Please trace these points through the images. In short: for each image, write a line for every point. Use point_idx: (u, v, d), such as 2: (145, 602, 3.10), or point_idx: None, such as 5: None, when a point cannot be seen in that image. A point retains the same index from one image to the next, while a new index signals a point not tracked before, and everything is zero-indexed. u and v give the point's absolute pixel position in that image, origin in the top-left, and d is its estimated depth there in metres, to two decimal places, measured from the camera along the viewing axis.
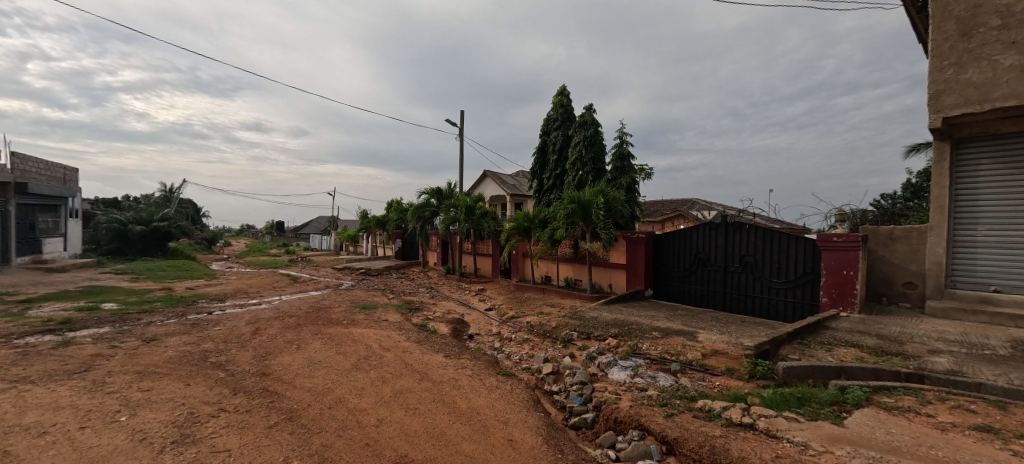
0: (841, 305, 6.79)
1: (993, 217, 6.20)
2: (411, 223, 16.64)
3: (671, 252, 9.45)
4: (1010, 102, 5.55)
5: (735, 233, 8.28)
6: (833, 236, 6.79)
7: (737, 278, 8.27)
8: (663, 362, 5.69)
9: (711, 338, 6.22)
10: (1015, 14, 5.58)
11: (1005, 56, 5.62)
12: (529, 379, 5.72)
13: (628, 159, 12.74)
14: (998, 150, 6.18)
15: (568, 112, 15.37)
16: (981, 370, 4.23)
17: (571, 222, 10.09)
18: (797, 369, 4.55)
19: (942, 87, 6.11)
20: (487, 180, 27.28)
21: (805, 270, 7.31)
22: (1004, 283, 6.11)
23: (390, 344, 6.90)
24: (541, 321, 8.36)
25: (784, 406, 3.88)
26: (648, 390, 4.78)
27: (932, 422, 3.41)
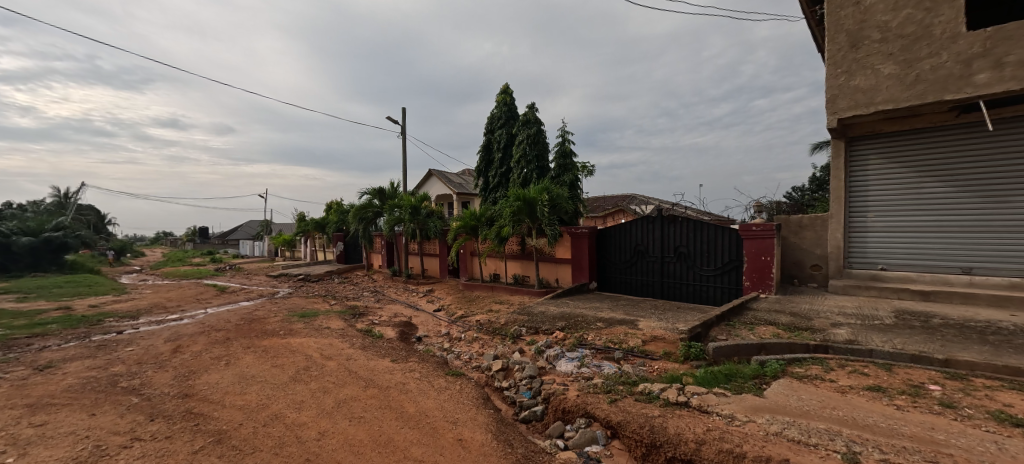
0: (761, 288, 7.46)
1: (879, 205, 7.11)
2: (352, 224, 15.93)
3: (613, 245, 9.86)
4: (889, 106, 6.39)
5: (671, 226, 8.81)
6: (752, 226, 7.45)
7: (672, 267, 8.79)
8: (607, 351, 5.94)
9: (651, 326, 6.58)
10: (891, 29, 6.41)
11: (884, 65, 6.44)
12: (479, 377, 5.72)
13: (570, 157, 13.09)
14: (882, 146, 7.08)
15: (512, 111, 15.51)
16: (875, 338, 4.84)
17: (517, 219, 10.17)
18: (724, 349, 4.96)
19: (837, 92, 6.89)
20: (432, 179, 26.88)
21: (731, 257, 7.94)
22: (888, 262, 7.03)
23: (333, 352, 6.59)
24: (490, 319, 8.37)
25: (714, 383, 4.20)
26: (594, 378, 4.97)
27: (835, 387, 3.86)
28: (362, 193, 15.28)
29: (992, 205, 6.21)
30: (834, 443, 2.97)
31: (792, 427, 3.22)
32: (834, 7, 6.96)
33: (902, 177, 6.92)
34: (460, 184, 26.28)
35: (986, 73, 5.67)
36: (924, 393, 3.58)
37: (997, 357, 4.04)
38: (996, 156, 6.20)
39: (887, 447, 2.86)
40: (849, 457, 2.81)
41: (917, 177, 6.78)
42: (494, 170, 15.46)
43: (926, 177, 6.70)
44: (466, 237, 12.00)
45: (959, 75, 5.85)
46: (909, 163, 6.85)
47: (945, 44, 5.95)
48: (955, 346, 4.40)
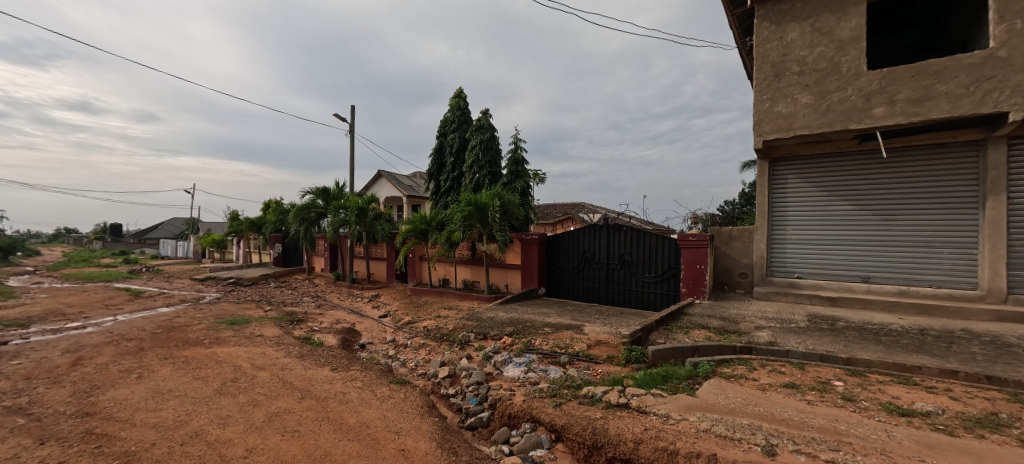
0: (695, 294, 7.96)
1: (796, 219, 7.88)
2: (292, 225, 15.07)
3: (562, 252, 10.10)
4: (805, 131, 7.11)
5: (616, 234, 9.19)
6: (688, 236, 7.95)
7: (617, 274, 9.16)
8: (554, 355, 6.04)
9: (595, 330, 6.80)
10: (808, 63, 7.14)
11: (801, 95, 7.16)
12: (425, 385, 5.61)
13: (522, 164, 13.28)
14: (798, 167, 7.86)
15: (465, 115, 15.47)
16: (791, 340, 5.33)
17: (468, 224, 10.13)
18: (662, 351, 5.24)
19: (762, 116, 7.55)
20: (381, 181, 26.09)
21: (670, 265, 8.41)
22: (803, 271, 7.78)
23: (265, 362, 6.17)
24: (437, 325, 8.24)
25: (652, 384, 4.42)
26: (540, 383, 5.05)
27: (757, 385, 4.20)
28: (305, 192, 14.49)
29: (886, 222, 7.08)
30: (755, 437, 3.23)
31: (720, 423, 3.47)
32: (761, 39, 7.64)
33: (815, 196, 7.71)
34: (410, 187, 25.75)
35: (882, 107, 6.49)
36: (830, 389, 4.00)
37: (888, 356, 4.60)
38: (889, 179, 7.08)
39: (799, 439, 3.16)
40: (767, 449, 3.07)
41: (826, 196, 7.59)
42: (445, 174, 15.29)
43: (834, 196, 7.52)
44: (415, 241, 11.75)
45: (860, 108, 6.65)
46: (820, 182, 7.65)
47: (851, 80, 6.75)
48: (855, 346, 4.95)
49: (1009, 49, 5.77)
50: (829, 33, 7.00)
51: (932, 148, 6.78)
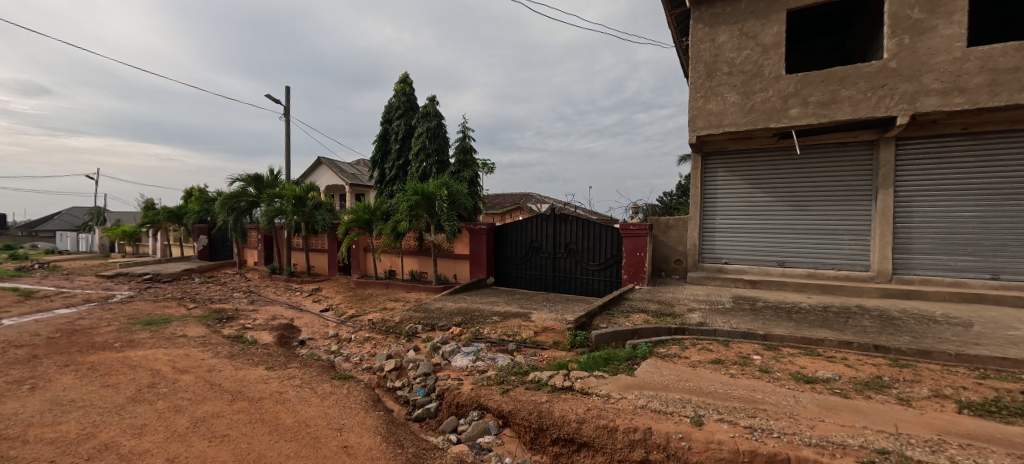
0: (636, 280, 8.39)
1: (724, 210, 8.51)
2: (219, 215, 13.89)
3: (510, 242, 10.19)
4: (732, 128, 7.66)
5: (562, 224, 9.41)
6: (630, 225, 8.34)
7: (563, 262, 9.40)
8: (502, 343, 6.11)
9: (542, 317, 6.97)
10: (735, 65, 7.67)
11: (730, 94, 7.70)
12: (370, 379, 5.46)
13: (470, 154, 13.15)
14: (727, 161, 8.47)
15: (411, 101, 14.96)
16: (719, 320, 5.79)
17: (415, 214, 9.90)
18: (604, 335, 5.48)
19: (695, 113, 8.03)
20: (320, 168, 24.71)
21: (612, 253, 8.79)
22: (729, 257, 8.45)
23: (190, 364, 5.69)
24: (383, 317, 8.01)
25: (595, 367, 4.62)
26: (488, 371, 5.09)
27: (689, 363, 4.53)
28: (233, 179, 13.35)
29: (798, 212, 7.85)
30: (685, 409, 3.50)
31: (655, 399, 3.71)
32: (695, 40, 8.07)
33: (740, 188, 8.35)
34: (353, 175, 24.62)
35: (797, 108, 7.15)
36: (749, 362, 4.41)
37: (800, 331, 5.14)
38: (803, 174, 7.83)
39: (722, 409, 3.46)
40: (695, 420, 3.34)
41: (750, 188, 8.26)
42: (390, 163, 14.78)
43: (757, 189, 8.19)
44: (358, 232, 11.29)
45: (779, 109, 7.29)
46: (745, 176, 8.30)
47: (771, 82, 7.35)
48: (773, 324, 5.48)
49: (898, 60, 6.54)
50: (754, 37, 7.55)
51: (836, 146, 7.58)
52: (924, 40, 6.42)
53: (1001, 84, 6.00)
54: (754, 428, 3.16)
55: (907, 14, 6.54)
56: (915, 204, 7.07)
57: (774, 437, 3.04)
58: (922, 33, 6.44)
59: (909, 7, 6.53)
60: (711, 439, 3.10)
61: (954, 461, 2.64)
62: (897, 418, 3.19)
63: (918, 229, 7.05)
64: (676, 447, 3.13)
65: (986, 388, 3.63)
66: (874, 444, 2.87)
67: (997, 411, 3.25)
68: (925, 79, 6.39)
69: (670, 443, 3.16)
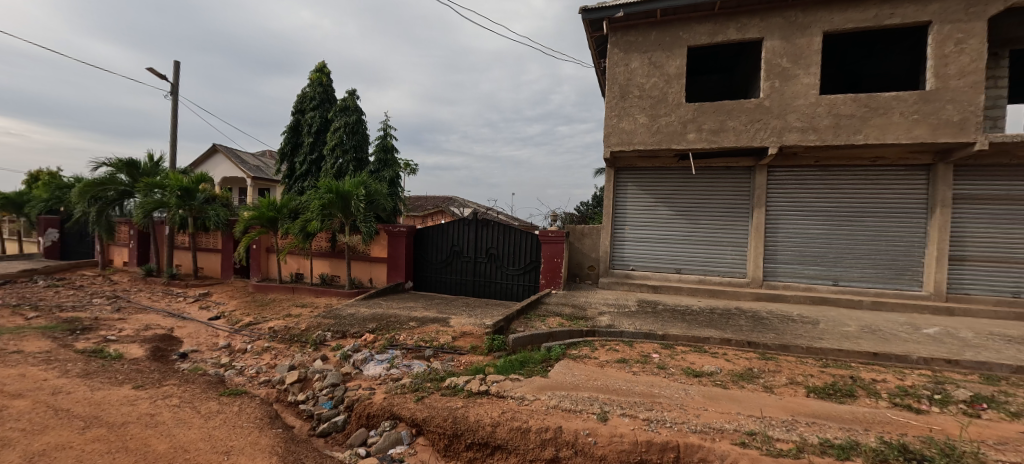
0: (552, 285, 8.77)
1: (632, 221, 9.25)
2: (78, 205, 11.73)
3: (431, 245, 10.01)
4: (641, 147, 8.39)
5: (484, 229, 9.50)
6: (548, 232, 8.72)
7: (483, 267, 9.47)
8: (418, 349, 5.97)
9: (461, 322, 6.95)
10: (645, 90, 8.42)
11: (639, 115, 8.43)
12: (269, 393, 4.99)
13: (391, 153, 12.70)
14: (636, 177, 9.23)
15: (328, 93, 14.03)
16: (625, 322, 6.28)
17: (328, 213, 9.29)
18: (521, 339, 5.63)
19: (609, 131, 8.66)
20: (216, 158, 22.09)
21: (532, 259, 9.08)
22: (635, 264, 9.18)
23: (28, 387, 4.71)
24: (286, 324, 7.37)
25: (511, 370, 4.74)
26: (402, 378, 4.94)
27: (597, 362, 4.85)
28: (98, 164, 11.38)
29: (693, 225, 8.81)
30: (593, 406, 3.74)
31: (566, 399, 3.90)
32: (612, 63, 8.71)
33: (646, 202, 9.14)
34: (256, 167, 22.35)
35: (693, 133, 8.06)
36: (649, 360, 4.85)
37: (692, 331, 5.75)
38: (697, 192, 8.81)
39: (624, 404, 3.75)
40: (601, 415, 3.59)
41: (654, 202, 9.08)
42: (301, 156, 13.70)
43: (660, 203, 9.04)
44: (260, 230, 10.27)
45: (679, 132, 8.14)
46: (651, 191, 9.10)
47: (674, 108, 8.19)
48: (670, 325, 6.07)
49: (771, 100, 7.69)
50: (661, 67, 8.36)
51: (724, 169, 8.67)
52: (789, 85, 7.62)
53: (842, 127, 7.33)
54: (650, 420, 3.48)
55: (778, 62, 7.71)
56: (781, 222, 8.33)
57: (666, 427, 3.38)
58: (789, 79, 7.64)
59: (780, 57, 7.71)
60: (614, 433, 3.35)
61: (802, 437, 3.16)
62: (763, 403, 3.74)
63: (783, 242, 8.31)
64: (583, 443, 3.33)
65: (826, 374, 4.40)
66: (744, 427, 3.32)
67: (834, 393, 3.95)
68: (789, 118, 7.58)
69: (578, 439, 3.36)
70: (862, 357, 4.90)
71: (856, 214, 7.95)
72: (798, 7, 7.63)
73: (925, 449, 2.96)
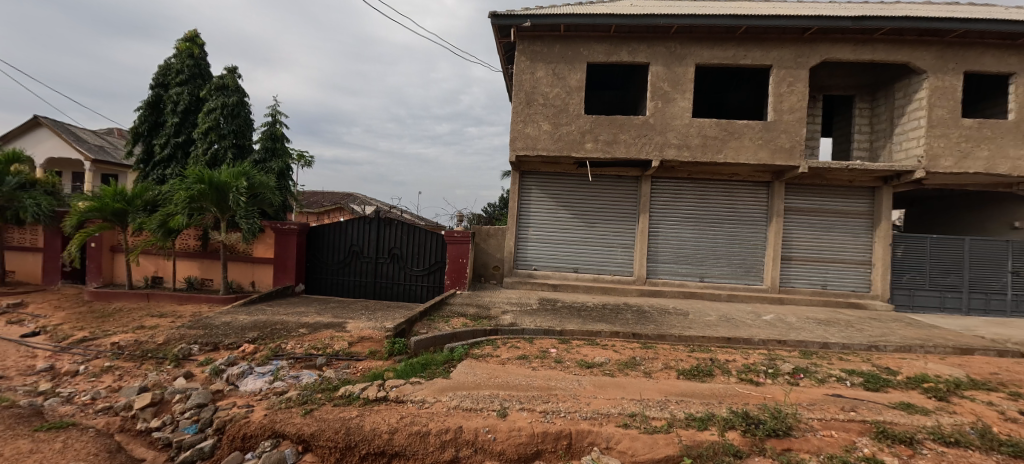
0: (457, 285, 8.78)
1: (535, 223, 9.62)
2: None
3: (326, 245, 9.27)
4: (544, 152, 8.79)
5: (386, 228, 9.08)
6: (454, 232, 8.69)
7: (385, 268, 9.06)
8: (308, 358, 5.47)
9: (358, 327, 6.55)
10: (548, 98, 8.84)
11: (542, 123, 8.82)
12: (110, 423, 4.15)
13: (280, 142, 11.50)
14: (539, 180, 9.63)
15: (200, 67, 12.17)
16: (526, 320, 6.50)
17: (198, 207, 8.06)
18: (423, 341, 5.50)
19: (515, 135, 8.90)
20: (40, 135, 17.77)
21: (436, 259, 8.93)
22: (537, 264, 9.57)
23: None
24: (138, 337, 6.21)
25: (412, 373, 4.59)
26: (287, 392, 4.49)
27: (499, 360, 4.95)
28: None
29: (589, 228, 9.47)
30: (493, 403, 3.80)
31: (466, 398, 3.90)
32: (518, 70, 8.97)
33: (549, 205, 9.59)
34: (98, 148, 18.47)
35: (590, 143, 8.68)
36: (547, 355, 5.09)
37: (586, 325, 6.17)
38: (594, 197, 9.49)
39: (523, 398, 3.88)
40: (500, 411, 3.67)
41: (555, 206, 9.57)
42: (163, 139, 11.68)
43: (561, 206, 9.55)
44: (103, 225, 8.52)
45: (578, 141, 8.70)
46: (552, 194, 9.57)
47: (573, 118, 8.73)
48: (567, 321, 6.44)
49: (655, 118, 8.61)
50: (563, 79, 8.84)
51: (616, 177, 9.47)
52: (669, 106, 8.62)
53: (709, 146, 8.51)
54: (547, 412, 3.65)
55: (660, 85, 8.67)
56: (662, 226, 9.37)
57: (560, 417, 3.58)
58: (669, 101, 8.63)
59: (662, 81, 8.66)
60: (513, 427, 3.44)
61: (673, 414, 3.59)
62: (643, 387, 4.16)
63: (663, 244, 9.35)
64: (483, 440, 3.36)
65: (692, 358, 5.06)
66: (626, 410, 3.66)
67: (699, 374, 4.56)
68: (669, 135, 8.57)
69: (478, 437, 3.38)
70: (720, 341, 5.74)
71: (718, 220, 9.28)
72: (677, 40, 8.65)
73: (762, 414, 3.56)
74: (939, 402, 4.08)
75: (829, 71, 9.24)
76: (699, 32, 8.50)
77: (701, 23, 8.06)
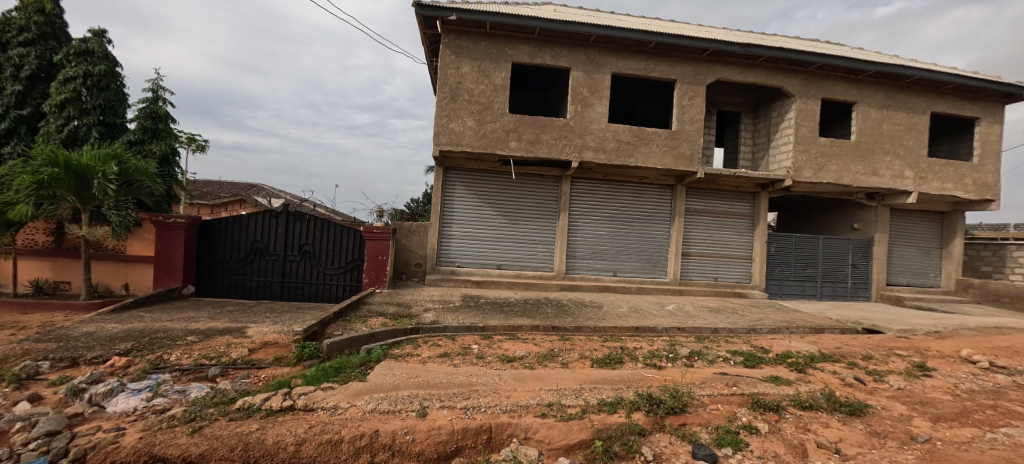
0: (376, 284, 8.38)
1: (459, 219, 9.52)
2: None
3: (224, 241, 8.29)
4: (468, 148, 8.73)
5: (296, 223, 8.36)
6: (373, 228, 8.28)
7: (294, 266, 8.35)
8: (199, 369, 4.85)
9: (261, 331, 5.96)
10: (473, 95, 8.80)
11: (467, 119, 8.75)
12: None
13: (162, 122, 10.06)
14: (464, 176, 9.55)
15: (53, 26, 10.11)
16: (448, 317, 6.42)
17: (50, 195, 6.72)
18: (337, 343, 5.16)
19: (439, 130, 8.72)
20: None
21: (353, 256, 8.44)
22: (461, 261, 9.49)
23: None
24: None
25: (323, 379, 4.28)
26: (171, 409, 3.93)
27: (419, 359, 4.82)
28: None
29: (513, 225, 9.62)
30: (412, 404, 3.70)
31: (383, 401, 3.74)
32: (443, 63, 8.79)
33: (473, 201, 9.55)
34: None
35: (514, 142, 8.81)
36: (468, 351, 5.08)
37: (507, 321, 6.27)
38: (517, 195, 9.66)
39: (444, 397, 3.82)
40: (419, 411, 3.58)
41: (480, 202, 9.56)
42: None
43: (485, 203, 9.57)
44: None
45: (502, 139, 8.78)
46: (477, 191, 9.56)
47: (498, 116, 8.79)
48: (489, 316, 6.49)
49: (575, 121, 9.00)
50: (488, 76, 8.85)
51: (538, 176, 9.73)
52: (588, 111, 9.06)
53: (623, 150, 9.10)
54: (467, 408, 3.63)
55: (580, 90, 9.07)
56: (580, 224, 9.83)
57: (481, 412, 3.59)
58: (588, 106, 9.07)
59: (581, 86, 9.07)
60: (432, 426, 3.37)
61: (586, 400, 3.79)
62: (559, 377, 4.33)
63: (581, 241, 9.82)
64: (401, 443, 3.25)
65: (605, 347, 5.39)
66: (544, 400, 3.79)
67: (611, 361, 4.86)
68: (587, 138, 9.01)
69: (396, 440, 3.26)
70: (630, 331, 6.19)
71: (630, 219, 9.98)
72: (595, 48, 9.11)
73: (663, 395, 3.90)
74: (799, 374, 4.81)
75: (722, 89, 10.38)
76: (615, 42, 9.04)
77: (618, 35, 8.58)
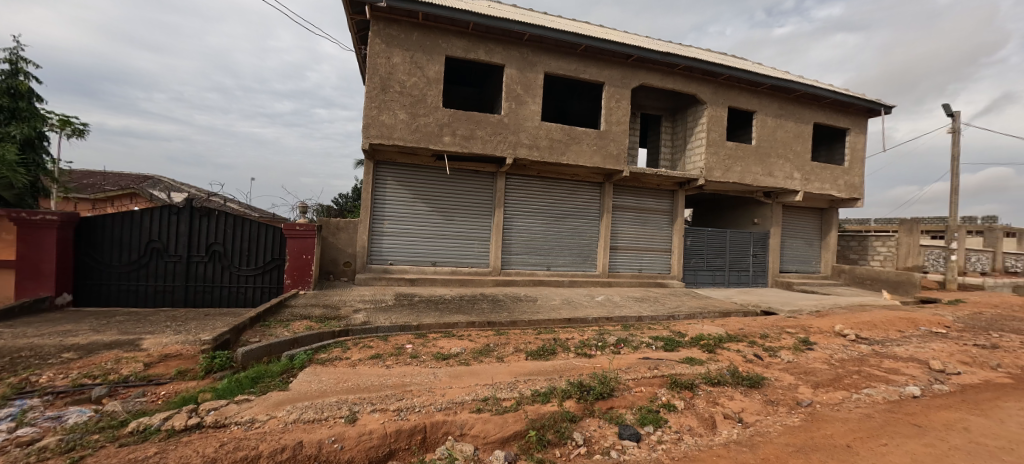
0: (300, 285, 7.88)
1: (390, 215, 9.20)
2: None
3: (111, 241, 7.25)
4: (400, 142, 8.46)
5: (203, 220, 7.55)
6: (296, 225, 7.74)
7: (201, 268, 7.55)
8: (80, 390, 4.21)
9: (162, 343, 5.32)
10: (405, 87, 8.53)
11: (399, 112, 8.47)
12: None
13: (24, 101, 8.52)
14: (395, 171, 9.24)
15: None
16: (380, 317, 6.21)
17: None
18: (254, 351, 4.76)
19: (369, 122, 8.35)
20: None
21: (271, 256, 7.83)
22: (393, 259, 9.19)
23: None
24: None
25: (237, 391, 3.94)
26: (42, 439, 3.37)
27: (349, 363, 4.61)
28: None
29: (446, 221, 9.50)
30: (341, 410, 3.54)
31: (308, 409, 3.53)
32: (373, 52, 8.42)
33: (405, 197, 9.28)
34: None
35: (448, 137, 8.69)
36: (402, 351, 4.96)
37: (442, 318, 6.20)
38: (450, 191, 9.55)
39: (375, 400, 3.70)
40: (349, 417, 3.44)
41: (412, 198, 9.32)
42: None
43: (417, 199, 9.34)
44: None
45: (436, 134, 8.63)
46: (409, 186, 9.30)
47: (431, 110, 8.62)
48: (423, 314, 6.37)
49: (509, 118, 9.09)
50: (421, 69, 8.64)
51: (472, 172, 9.70)
52: (521, 108, 9.20)
53: (555, 148, 9.38)
54: (400, 410, 3.55)
55: (513, 88, 9.18)
56: (514, 220, 9.97)
57: (415, 412, 3.53)
58: (521, 103, 9.21)
59: (515, 84, 9.18)
60: (363, 431, 3.25)
61: (520, 392, 3.89)
62: (494, 371, 4.38)
63: (515, 237, 9.97)
64: (328, 452, 3.09)
65: (539, 339, 5.55)
66: (479, 395, 3.82)
67: (544, 353, 5.02)
68: (521, 135, 9.15)
69: (322, 449, 3.09)
70: (562, 323, 6.43)
71: (561, 216, 10.31)
72: (528, 47, 9.26)
73: (592, 381, 4.12)
74: (709, 354, 5.33)
75: (645, 93, 11.08)
76: (547, 43, 9.26)
77: (550, 35, 8.80)
